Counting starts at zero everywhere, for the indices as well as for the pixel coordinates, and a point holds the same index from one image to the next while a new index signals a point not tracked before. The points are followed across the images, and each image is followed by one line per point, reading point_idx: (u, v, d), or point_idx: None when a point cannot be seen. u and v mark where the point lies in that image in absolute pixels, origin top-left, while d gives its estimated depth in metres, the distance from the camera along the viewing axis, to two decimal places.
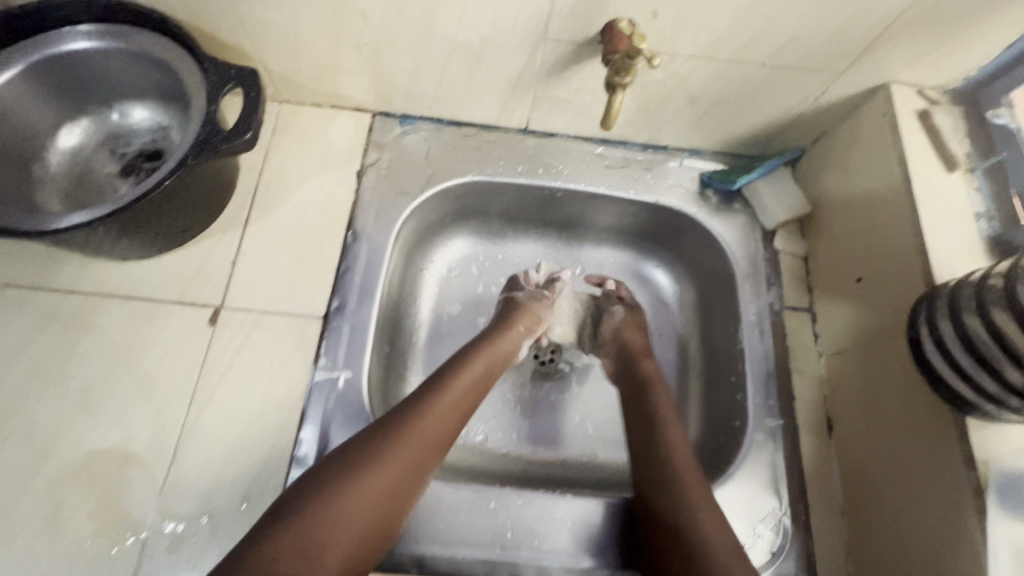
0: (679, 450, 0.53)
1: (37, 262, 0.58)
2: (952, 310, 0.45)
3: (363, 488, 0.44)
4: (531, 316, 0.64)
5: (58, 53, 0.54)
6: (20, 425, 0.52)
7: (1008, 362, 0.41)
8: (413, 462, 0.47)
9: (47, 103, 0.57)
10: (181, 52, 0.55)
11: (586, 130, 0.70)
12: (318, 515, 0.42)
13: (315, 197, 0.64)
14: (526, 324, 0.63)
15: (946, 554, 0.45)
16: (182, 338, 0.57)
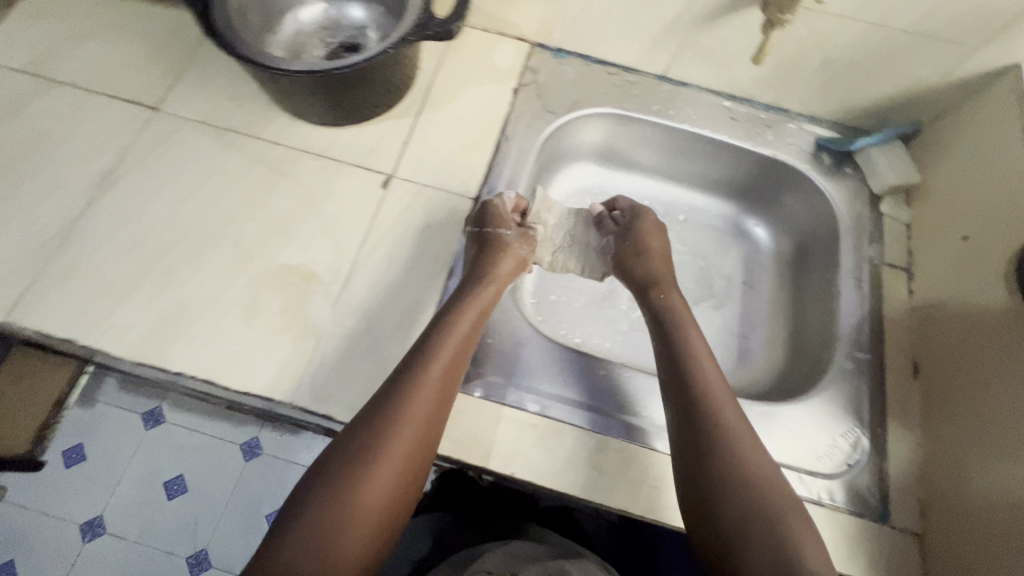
0: (722, 412, 0.52)
1: (253, 116, 0.70)
2: None
3: (371, 480, 0.46)
4: (513, 259, 0.64)
5: None
6: (232, 235, 0.63)
7: None
8: (410, 440, 0.48)
9: None
10: None
11: (718, 83, 0.77)
12: (326, 516, 0.44)
13: (476, 102, 0.74)
14: (512, 264, 0.64)
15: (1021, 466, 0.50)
16: (360, 193, 0.67)
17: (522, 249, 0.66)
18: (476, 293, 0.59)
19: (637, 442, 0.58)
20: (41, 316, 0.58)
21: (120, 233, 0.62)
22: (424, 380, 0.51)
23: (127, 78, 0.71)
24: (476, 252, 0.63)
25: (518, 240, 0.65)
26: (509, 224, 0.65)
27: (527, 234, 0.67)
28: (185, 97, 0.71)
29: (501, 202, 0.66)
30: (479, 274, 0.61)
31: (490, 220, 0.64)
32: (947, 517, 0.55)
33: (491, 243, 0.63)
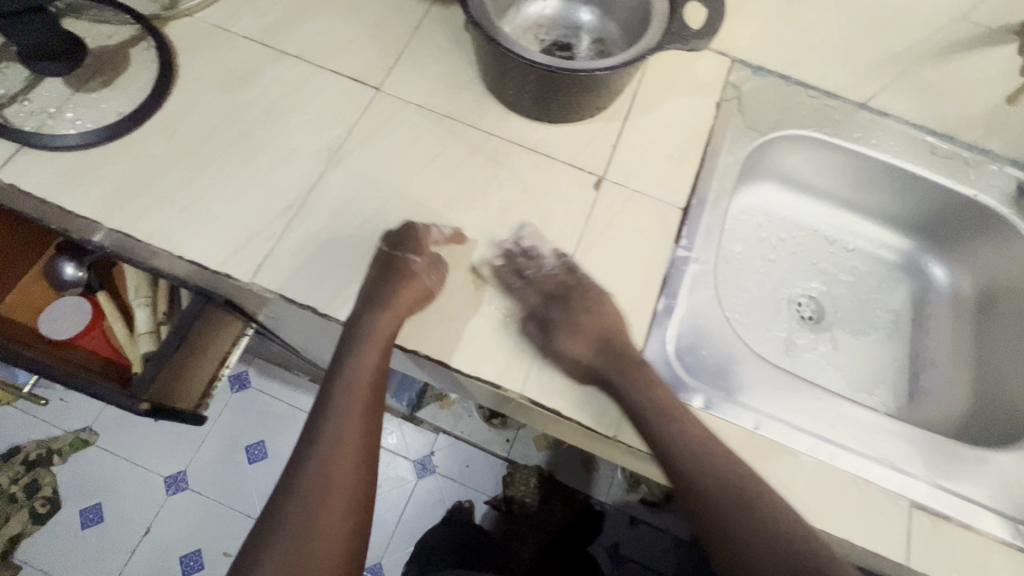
0: (677, 456, 0.53)
1: (470, 105, 0.72)
2: None
3: (331, 496, 0.53)
4: (407, 289, 0.59)
5: None
6: (456, 221, 0.65)
7: None
8: (339, 449, 0.55)
9: None
10: None
11: (924, 118, 0.76)
12: (300, 530, 0.52)
13: (681, 113, 0.75)
14: (403, 297, 0.58)
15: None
16: (574, 192, 0.68)
17: (426, 279, 0.60)
18: (374, 322, 0.58)
19: (851, 471, 0.58)
20: (284, 281, 0.60)
21: (352, 208, 0.64)
22: (351, 407, 0.57)
23: (350, 55, 0.73)
24: (377, 274, 0.60)
25: (424, 269, 0.60)
26: (421, 251, 0.62)
27: (436, 261, 0.62)
28: (405, 80, 0.72)
29: (425, 231, 0.63)
30: (378, 296, 0.59)
31: (409, 249, 0.62)
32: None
33: (393, 268, 0.60)
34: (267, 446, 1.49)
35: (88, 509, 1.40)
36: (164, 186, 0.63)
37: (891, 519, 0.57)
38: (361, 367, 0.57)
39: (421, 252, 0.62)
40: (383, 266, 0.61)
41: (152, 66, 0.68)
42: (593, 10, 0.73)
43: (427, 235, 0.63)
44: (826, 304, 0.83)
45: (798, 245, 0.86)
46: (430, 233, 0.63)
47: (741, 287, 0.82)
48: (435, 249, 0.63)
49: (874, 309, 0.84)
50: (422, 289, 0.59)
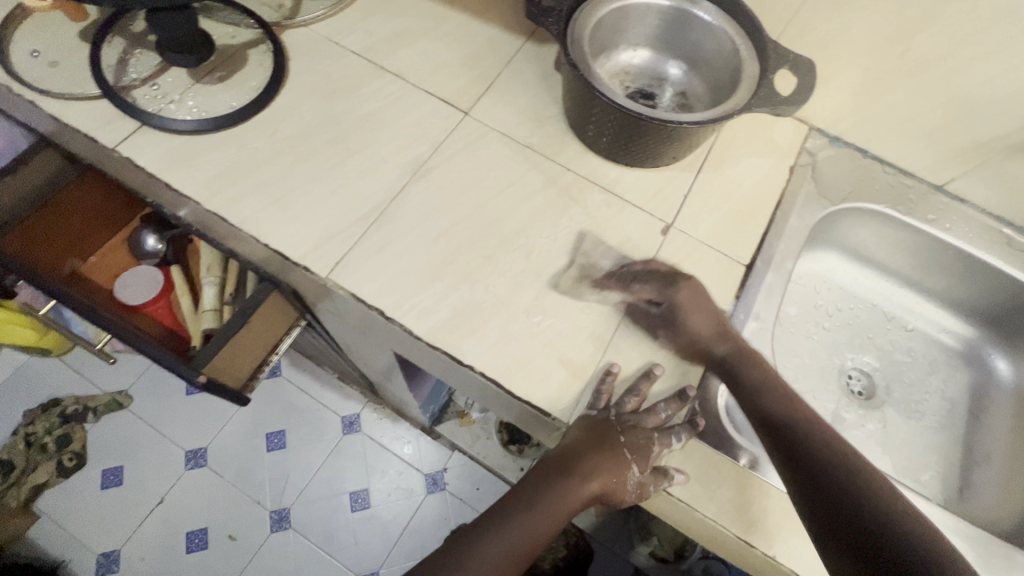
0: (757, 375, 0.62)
1: (550, 140, 0.75)
2: None
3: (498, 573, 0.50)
4: (605, 484, 0.57)
5: (689, 10, 0.69)
6: (524, 247, 0.67)
7: None
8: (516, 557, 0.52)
9: (648, 30, 0.75)
10: (748, 42, 0.66)
11: (1002, 209, 0.75)
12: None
13: (754, 172, 0.76)
14: (599, 484, 0.57)
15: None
16: (640, 235, 0.70)
17: (628, 492, 0.57)
18: (575, 481, 0.56)
19: None
20: (356, 281, 0.63)
21: (428, 221, 0.67)
22: (529, 542, 0.53)
23: (445, 80, 0.77)
24: (590, 434, 0.57)
25: (634, 482, 0.56)
26: (646, 465, 0.57)
27: (647, 484, 0.56)
28: (493, 108, 0.76)
29: (657, 441, 0.58)
30: (581, 464, 0.56)
31: (638, 449, 0.57)
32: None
33: (612, 448, 0.57)
34: (287, 437, 1.51)
35: (111, 469, 1.44)
36: (263, 177, 0.67)
37: None
38: (544, 517, 0.54)
39: (644, 467, 0.57)
40: (605, 440, 0.57)
41: (267, 68, 0.73)
42: (683, 65, 0.76)
43: (660, 448, 0.58)
44: (881, 381, 0.82)
45: (854, 317, 0.85)
46: (663, 446, 0.58)
47: (794, 351, 0.81)
48: (664, 468, 0.58)
49: (928, 394, 0.81)
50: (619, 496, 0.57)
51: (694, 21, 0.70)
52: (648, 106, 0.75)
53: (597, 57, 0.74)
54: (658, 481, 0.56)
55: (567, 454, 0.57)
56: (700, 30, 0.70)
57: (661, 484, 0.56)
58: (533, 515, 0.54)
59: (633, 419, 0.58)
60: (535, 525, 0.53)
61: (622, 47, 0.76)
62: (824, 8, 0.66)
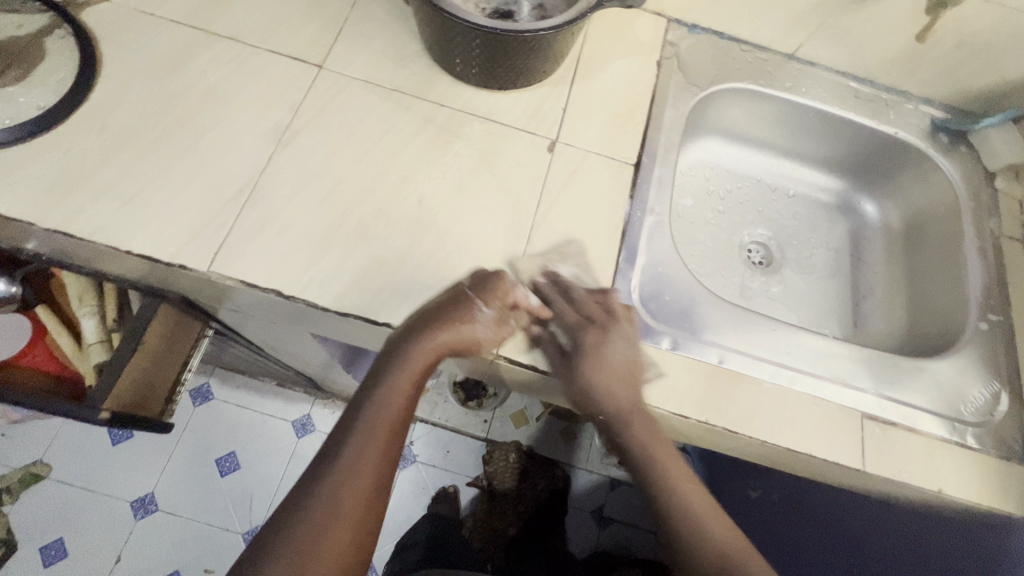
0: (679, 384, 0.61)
1: (417, 79, 0.71)
2: None
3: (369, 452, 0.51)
4: (457, 333, 0.56)
5: None
6: (415, 193, 0.65)
7: None
8: (382, 426, 0.52)
9: None
10: None
11: (846, 65, 0.82)
12: (336, 485, 0.49)
13: (624, 73, 0.77)
14: (450, 337, 0.56)
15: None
16: (529, 156, 0.69)
17: (482, 331, 0.57)
18: (421, 342, 0.55)
19: (810, 393, 0.63)
20: (244, 266, 0.58)
21: (306, 189, 0.63)
22: (393, 411, 0.53)
23: (288, 34, 0.70)
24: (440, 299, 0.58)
25: (490, 322, 0.57)
26: (496, 304, 0.58)
27: (502, 321, 0.58)
28: (348, 55, 0.71)
29: (510, 278, 0.60)
30: (422, 323, 0.56)
31: (489, 290, 0.58)
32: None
33: (455, 300, 0.57)
34: (238, 457, 1.44)
35: (48, 545, 1.31)
36: (104, 180, 0.60)
37: (847, 431, 0.62)
38: (400, 384, 0.54)
39: (494, 302, 0.58)
40: (452, 295, 0.58)
41: (74, 55, 0.64)
42: None
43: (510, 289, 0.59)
44: (775, 251, 0.88)
45: (742, 195, 0.91)
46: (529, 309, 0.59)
47: (693, 239, 0.85)
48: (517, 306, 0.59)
49: (816, 248, 0.89)
50: (472, 339, 0.56)
51: None
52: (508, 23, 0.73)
53: None
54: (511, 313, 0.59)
55: (411, 322, 0.56)
56: None
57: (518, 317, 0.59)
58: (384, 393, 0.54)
59: (479, 274, 0.59)
60: (391, 404, 0.53)
61: None
62: None
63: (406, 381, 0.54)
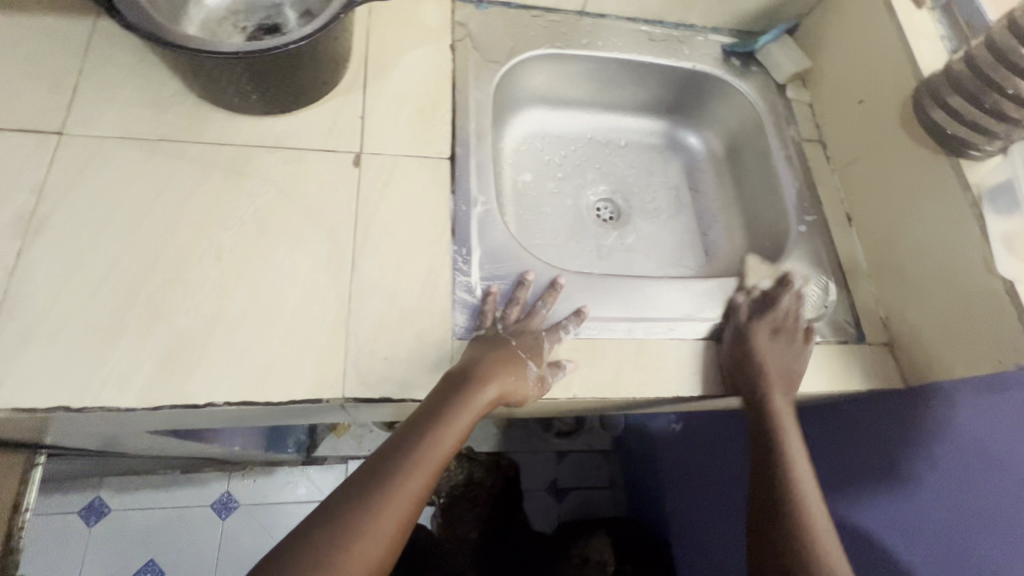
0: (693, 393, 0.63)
1: (184, 121, 0.63)
2: (932, 91, 0.64)
3: (413, 482, 0.47)
4: (506, 385, 0.55)
5: None
6: (211, 249, 0.57)
7: (988, 119, 0.59)
8: (432, 462, 0.49)
9: None
10: None
11: (633, 10, 0.83)
12: (377, 507, 0.45)
13: (418, 65, 0.73)
14: (502, 386, 0.55)
15: (964, 260, 0.61)
16: (334, 176, 0.64)
17: (531, 389, 0.56)
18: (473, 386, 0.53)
19: (666, 336, 0.65)
20: (13, 390, 0.49)
21: (75, 278, 0.54)
22: (444, 447, 0.50)
23: (8, 104, 0.59)
24: (486, 347, 0.57)
25: (534, 378, 0.57)
26: (540, 360, 0.58)
27: (544, 378, 0.57)
28: (93, 112, 0.61)
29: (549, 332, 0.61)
30: (477, 370, 0.55)
31: (531, 346, 0.59)
32: (920, 317, 0.67)
33: (508, 353, 0.57)
34: (160, 562, 1.17)
35: None
36: None
37: (706, 365, 0.64)
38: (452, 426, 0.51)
39: (540, 360, 0.58)
40: (500, 345, 0.58)
41: None
42: None
43: (549, 343, 0.60)
44: (621, 205, 0.90)
45: (579, 156, 0.91)
46: (554, 341, 0.60)
47: (537, 215, 0.85)
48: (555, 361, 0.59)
49: (657, 191, 0.92)
50: (522, 394, 0.56)
51: None
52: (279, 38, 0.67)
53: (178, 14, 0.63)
54: (552, 370, 0.58)
55: (463, 369, 0.55)
56: None
57: (556, 373, 0.58)
58: (437, 428, 0.50)
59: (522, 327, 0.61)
60: (445, 441, 0.50)
61: None
62: None
63: (461, 421, 0.51)
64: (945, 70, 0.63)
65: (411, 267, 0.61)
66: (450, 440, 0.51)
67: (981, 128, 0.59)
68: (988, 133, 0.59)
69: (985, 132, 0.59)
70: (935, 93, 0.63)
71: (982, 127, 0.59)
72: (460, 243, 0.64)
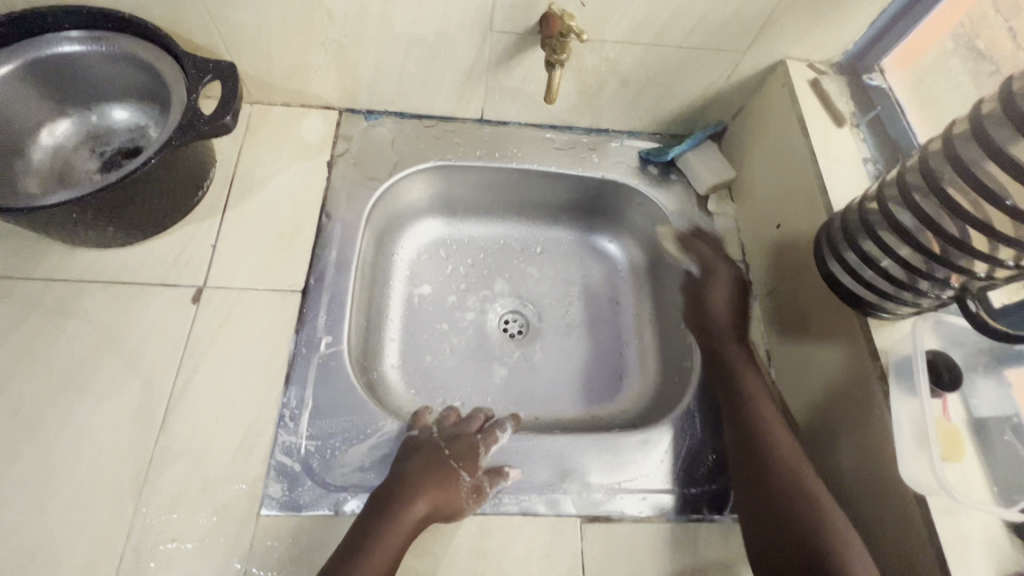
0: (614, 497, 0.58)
1: (17, 256, 0.60)
2: (832, 244, 0.54)
3: (407, 515, 0.51)
4: (437, 490, 0.53)
5: (53, 53, 0.58)
6: (7, 405, 0.53)
7: (890, 284, 0.50)
8: (422, 505, 0.52)
9: (49, 95, 0.61)
10: (169, 62, 0.59)
11: (537, 118, 0.78)
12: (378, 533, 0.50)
13: (289, 185, 0.69)
14: (432, 498, 0.53)
15: (876, 442, 0.50)
16: (166, 315, 0.60)
17: (464, 500, 0.54)
18: (431, 468, 0.55)
19: (518, 511, 0.55)
20: None
21: None
22: (437, 490, 0.54)
23: None
24: (426, 450, 0.57)
25: (466, 487, 0.54)
26: (475, 468, 0.56)
27: (480, 486, 0.55)
28: None
29: (485, 437, 0.59)
30: (408, 482, 0.54)
31: (467, 455, 0.57)
32: (839, 499, 0.54)
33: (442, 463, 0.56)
34: None
35: None
36: None
37: (562, 552, 0.54)
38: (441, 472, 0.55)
39: (475, 469, 0.56)
40: (433, 457, 0.57)
41: None
42: (125, 103, 0.65)
43: (486, 448, 0.58)
44: (531, 318, 0.81)
45: (488, 264, 0.83)
46: (489, 447, 0.58)
47: (430, 334, 0.77)
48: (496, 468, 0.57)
49: (572, 302, 0.82)
50: (455, 506, 0.53)
51: (75, 57, 0.59)
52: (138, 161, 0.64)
53: (19, 160, 0.60)
54: (492, 480, 0.56)
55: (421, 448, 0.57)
56: (94, 61, 0.60)
57: (497, 483, 0.56)
58: (385, 526, 0.50)
59: (458, 431, 0.60)
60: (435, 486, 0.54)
61: (46, 127, 0.62)
62: (224, 2, 0.59)
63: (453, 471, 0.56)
64: (845, 217, 0.54)
65: (229, 424, 0.55)
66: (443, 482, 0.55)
67: (888, 291, 0.51)
68: (895, 296, 0.50)
69: (892, 295, 0.51)
70: (837, 245, 0.54)
71: (888, 290, 0.51)
72: (293, 393, 0.58)
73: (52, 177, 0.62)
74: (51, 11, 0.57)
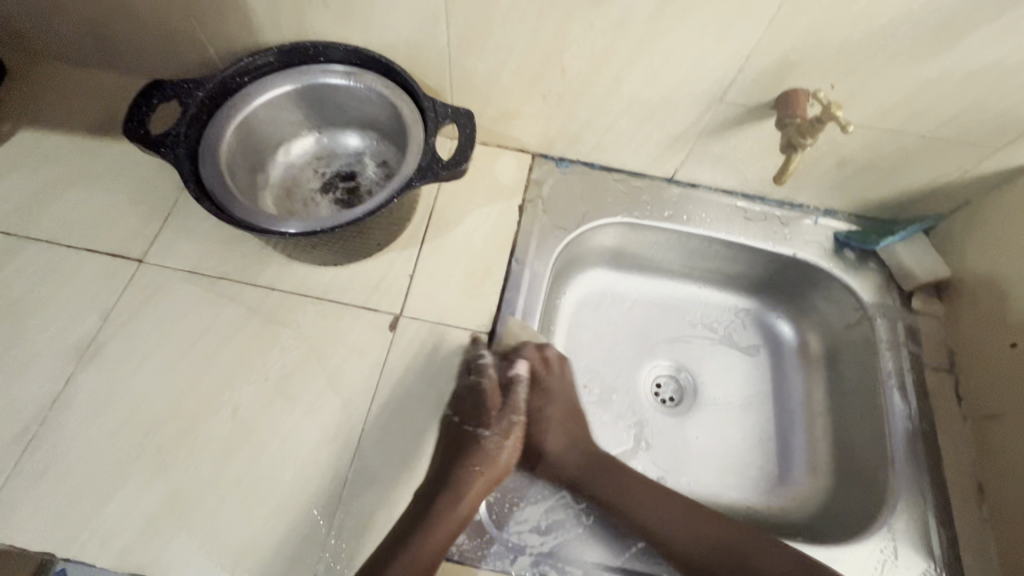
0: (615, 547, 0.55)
1: (245, 262, 0.65)
2: None
3: (451, 508, 0.53)
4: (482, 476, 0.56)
5: (309, 84, 0.63)
6: (228, 404, 0.58)
7: None
8: (461, 497, 0.54)
9: (292, 120, 0.67)
10: (409, 102, 0.62)
11: (730, 184, 0.75)
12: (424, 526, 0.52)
13: (482, 224, 0.71)
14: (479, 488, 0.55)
15: None
16: (366, 339, 0.62)
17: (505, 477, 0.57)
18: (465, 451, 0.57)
19: None
20: (12, 526, 0.52)
21: (104, 416, 0.56)
22: (474, 484, 0.55)
23: (107, 230, 0.66)
24: (454, 435, 0.58)
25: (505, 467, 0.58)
26: (504, 446, 0.59)
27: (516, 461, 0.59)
28: (172, 244, 0.66)
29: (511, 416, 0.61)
30: (455, 472, 0.55)
31: (498, 432, 0.60)
32: None
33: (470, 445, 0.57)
34: None
35: None
36: None
37: None
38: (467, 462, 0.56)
39: (508, 449, 0.59)
40: (465, 439, 0.58)
41: None
42: (350, 131, 0.70)
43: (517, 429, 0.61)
44: (685, 386, 0.77)
45: (646, 322, 0.80)
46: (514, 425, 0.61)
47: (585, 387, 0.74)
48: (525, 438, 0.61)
49: (733, 377, 0.77)
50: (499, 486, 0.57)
51: (325, 88, 0.64)
52: (354, 187, 0.68)
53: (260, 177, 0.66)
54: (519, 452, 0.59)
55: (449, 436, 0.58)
56: (339, 92, 0.64)
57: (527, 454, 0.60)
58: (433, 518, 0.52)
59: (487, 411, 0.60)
60: (471, 476, 0.55)
61: (283, 147, 0.68)
62: (469, 51, 0.61)
63: (479, 458, 0.57)
64: None
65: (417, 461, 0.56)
66: (477, 474, 0.56)
67: None
68: None
69: None
70: None
71: None
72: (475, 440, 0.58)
73: (280, 194, 0.67)
74: (317, 46, 0.62)
